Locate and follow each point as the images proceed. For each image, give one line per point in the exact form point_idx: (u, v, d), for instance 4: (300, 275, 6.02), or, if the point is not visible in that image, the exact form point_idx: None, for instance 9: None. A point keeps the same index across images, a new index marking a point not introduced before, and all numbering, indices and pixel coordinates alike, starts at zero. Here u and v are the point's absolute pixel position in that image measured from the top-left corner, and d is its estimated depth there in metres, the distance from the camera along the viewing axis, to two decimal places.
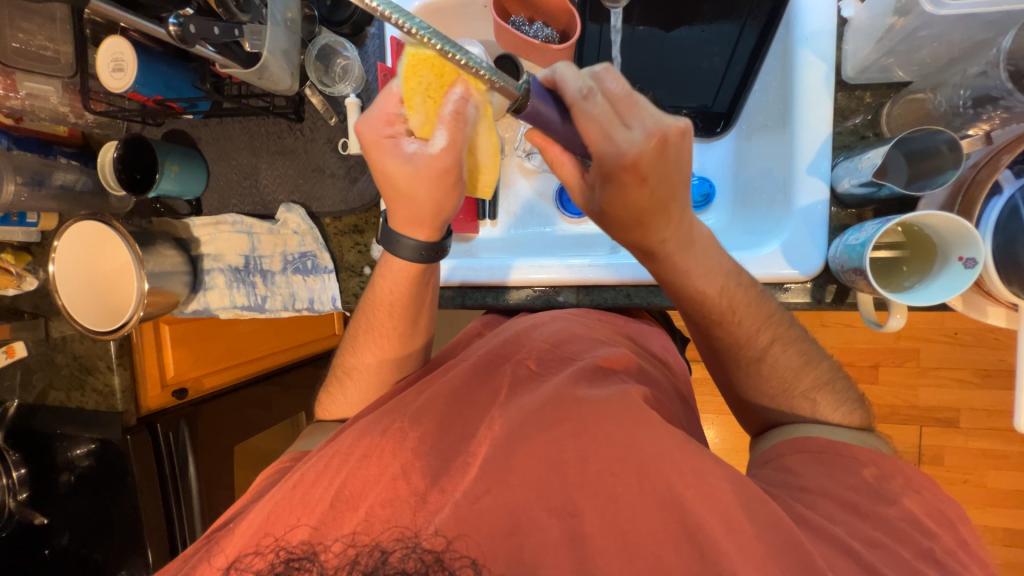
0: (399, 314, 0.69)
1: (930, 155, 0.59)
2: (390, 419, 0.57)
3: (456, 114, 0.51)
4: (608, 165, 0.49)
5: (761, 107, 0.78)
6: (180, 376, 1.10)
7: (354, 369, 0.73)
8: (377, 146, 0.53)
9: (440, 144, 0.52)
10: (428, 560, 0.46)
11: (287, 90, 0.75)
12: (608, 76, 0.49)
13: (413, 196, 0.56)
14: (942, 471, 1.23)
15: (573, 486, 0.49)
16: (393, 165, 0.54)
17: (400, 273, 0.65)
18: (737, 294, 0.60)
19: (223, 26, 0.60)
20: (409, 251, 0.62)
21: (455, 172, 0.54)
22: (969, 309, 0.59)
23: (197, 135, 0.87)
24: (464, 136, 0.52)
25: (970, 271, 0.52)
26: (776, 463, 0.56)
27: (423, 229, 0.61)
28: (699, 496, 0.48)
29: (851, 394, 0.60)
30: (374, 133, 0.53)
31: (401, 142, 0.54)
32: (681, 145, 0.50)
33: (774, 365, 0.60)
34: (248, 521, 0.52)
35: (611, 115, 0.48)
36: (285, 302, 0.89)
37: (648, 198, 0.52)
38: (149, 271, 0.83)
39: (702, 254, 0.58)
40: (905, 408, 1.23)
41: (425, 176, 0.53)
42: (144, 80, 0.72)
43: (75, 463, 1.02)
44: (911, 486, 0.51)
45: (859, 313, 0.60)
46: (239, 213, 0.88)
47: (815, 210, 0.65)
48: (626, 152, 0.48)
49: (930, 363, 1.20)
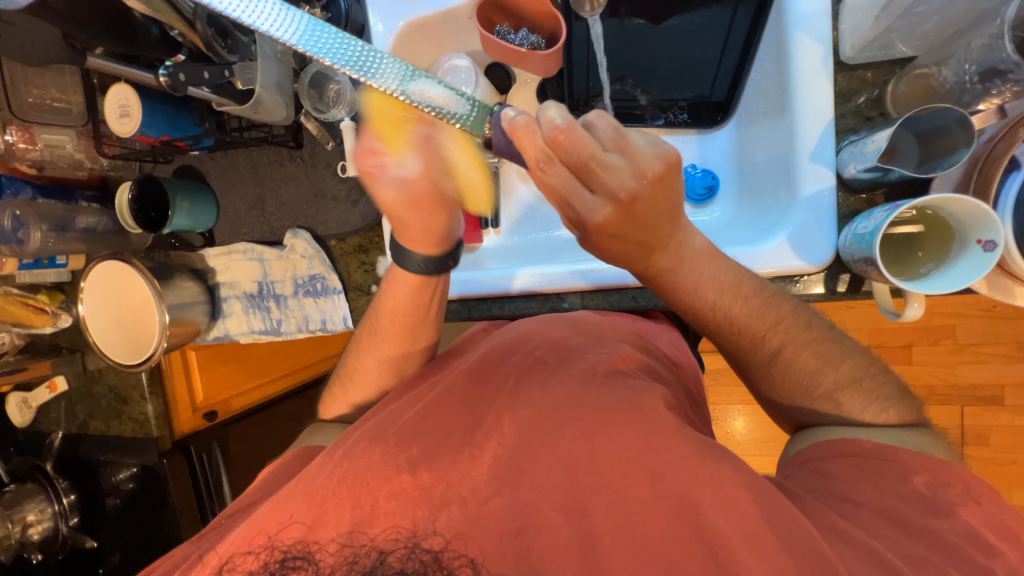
0: (406, 321, 0.71)
1: (943, 134, 0.57)
2: (394, 420, 0.57)
3: (428, 145, 0.55)
4: (575, 221, 0.53)
5: (759, 93, 0.76)
6: (210, 399, 1.14)
7: (356, 372, 0.75)
8: (369, 177, 0.58)
9: (415, 170, 0.57)
10: (428, 560, 0.46)
11: (283, 119, 0.78)
12: (570, 136, 0.47)
13: (403, 218, 0.63)
14: (987, 452, 1.17)
15: (583, 488, 0.49)
16: (384, 192, 0.59)
17: (407, 288, 0.69)
18: (731, 306, 0.59)
19: (212, 70, 0.63)
20: (415, 263, 0.68)
21: (433, 190, 0.59)
22: (994, 292, 0.55)
23: (205, 169, 0.90)
24: (438, 163, 0.57)
25: (991, 255, 0.50)
26: (813, 465, 0.54)
27: (425, 245, 0.67)
28: (713, 499, 0.47)
29: (884, 392, 0.56)
30: (367, 164, 0.57)
31: (388, 168, 0.57)
32: (645, 200, 0.51)
33: (788, 367, 0.59)
34: (253, 518, 0.51)
35: (572, 181, 0.50)
36: (299, 324, 0.91)
37: (620, 245, 0.55)
38: (169, 303, 0.86)
39: (694, 270, 0.58)
40: (943, 388, 1.17)
41: (410, 200, 0.60)
42: (149, 122, 0.75)
43: (120, 487, 1.06)
44: (970, 493, 0.47)
45: (874, 302, 0.58)
46: (250, 241, 0.91)
47: (822, 199, 0.63)
48: (588, 219, 0.52)
49: (966, 339, 1.14)
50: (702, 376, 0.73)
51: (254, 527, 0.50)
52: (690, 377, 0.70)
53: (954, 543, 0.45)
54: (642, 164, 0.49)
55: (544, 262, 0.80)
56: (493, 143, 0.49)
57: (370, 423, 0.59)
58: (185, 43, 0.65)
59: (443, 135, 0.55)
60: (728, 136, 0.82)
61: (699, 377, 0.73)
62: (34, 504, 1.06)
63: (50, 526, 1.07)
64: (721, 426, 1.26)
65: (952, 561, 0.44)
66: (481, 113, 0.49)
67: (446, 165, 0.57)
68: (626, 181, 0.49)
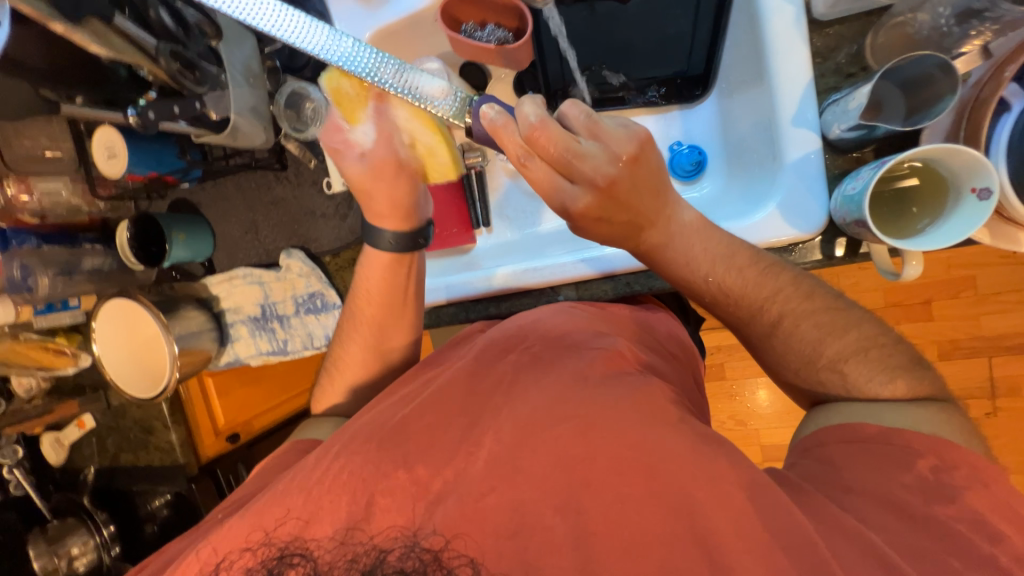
0: (384, 302, 0.71)
1: (928, 82, 0.55)
2: (387, 419, 0.57)
3: (379, 112, 0.63)
4: (560, 211, 0.54)
5: (734, 63, 0.74)
6: (231, 423, 1.17)
7: (342, 366, 0.74)
8: (335, 151, 0.64)
9: (371, 137, 0.64)
10: (428, 559, 0.46)
11: (265, 142, 0.78)
12: (545, 131, 0.48)
13: (368, 192, 0.66)
14: (1021, 403, 1.13)
15: (575, 484, 0.48)
16: (347, 166, 0.65)
17: (377, 265, 0.70)
18: (725, 278, 0.58)
19: (182, 104, 0.64)
20: (386, 241, 0.69)
21: (394, 158, 0.65)
22: (997, 241, 0.53)
23: (197, 200, 0.91)
24: (389, 127, 0.64)
25: (987, 203, 0.48)
26: (817, 453, 0.52)
27: (393, 220, 0.68)
28: (707, 491, 0.46)
29: (894, 362, 0.54)
30: (335, 139, 0.64)
31: (347, 140, 0.64)
32: (625, 181, 0.51)
33: (784, 342, 0.58)
34: (249, 516, 0.52)
35: (552, 174, 0.51)
36: (304, 341, 0.92)
37: (608, 228, 0.55)
38: (176, 334, 0.89)
39: (686, 243, 0.58)
40: (968, 341, 1.13)
41: (376, 171, 0.64)
42: (137, 160, 0.76)
43: (156, 514, 1.10)
44: (977, 478, 0.46)
45: (873, 263, 0.56)
46: (248, 266, 0.92)
47: (809, 162, 0.61)
48: (571, 208, 0.53)
49: (989, 288, 1.10)
50: (695, 353, 0.73)
51: (248, 520, 0.51)
52: (689, 365, 0.69)
53: (955, 525, 0.44)
54: (617, 148, 0.50)
55: (534, 257, 0.80)
56: (473, 132, 0.52)
57: (365, 419, 0.60)
58: (155, 80, 0.65)
59: (391, 106, 0.62)
60: (711, 109, 0.81)
61: (697, 366, 0.72)
62: (76, 538, 1.07)
63: (94, 558, 1.07)
64: (742, 401, 1.25)
65: (950, 546, 0.43)
66: (461, 104, 0.53)
67: (399, 134, 0.64)
68: (603, 167, 0.50)
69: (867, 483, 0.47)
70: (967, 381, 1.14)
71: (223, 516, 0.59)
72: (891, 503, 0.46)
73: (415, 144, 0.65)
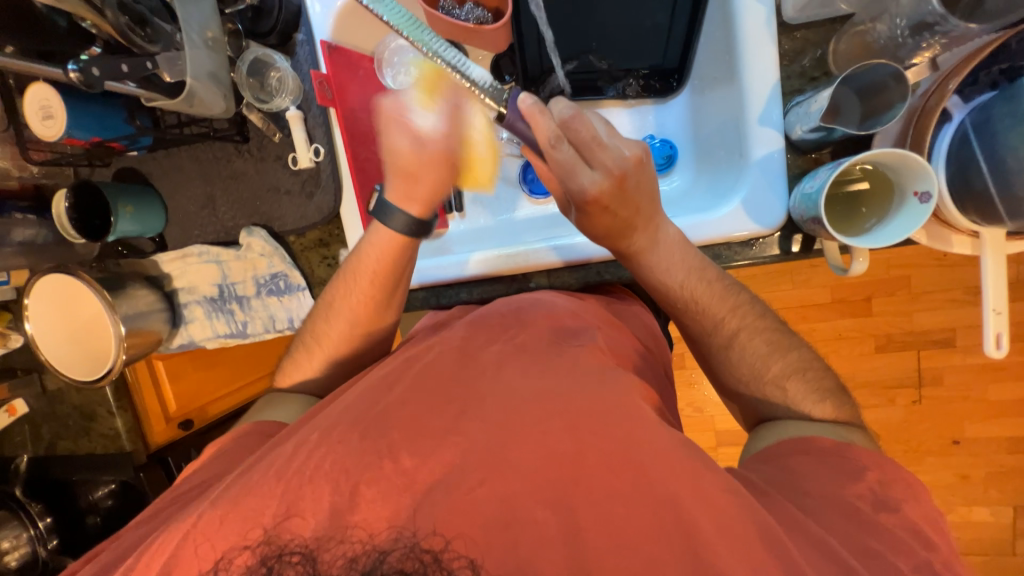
0: (384, 282, 0.69)
1: (880, 90, 0.59)
2: (372, 404, 0.56)
3: (454, 110, 0.63)
4: (577, 199, 0.58)
5: (709, 58, 0.75)
6: (183, 409, 1.12)
7: (323, 334, 0.72)
8: (392, 121, 0.62)
9: (433, 125, 0.62)
10: (427, 560, 0.44)
11: (224, 112, 0.73)
12: (579, 120, 0.54)
13: (411, 173, 0.63)
14: (942, 391, 1.24)
15: (568, 479, 0.48)
16: (402, 140, 0.62)
17: (388, 243, 0.67)
18: (696, 287, 0.63)
19: (132, 61, 0.59)
20: (399, 221, 0.66)
21: (447, 153, 0.63)
22: (933, 242, 0.58)
23: (147, 170, 0.85)
24: (458, 124, 0.64)
25: (925, 206, 0.52)
26: (781, 461, 0.55)
27: (417, 203, 0.65)
28: (691, 487, 0.47)
29: (824, 384, 0.60)
30: (394, 105, 0.62)
31: (410, 120, 0.62)
32: (632, 177, 0.58)
33: (739, 355, 0.63)
34: (230, 511, 0.48)
35: (576, 160, 0.55)
36: (266, 324, 0.88)
37: (609, 220, 0.60)
38: (123, 313, 0.83)
39: (666, 254, 0.63)
40: (901, 335, 1.23)
41: (425, 155, 0.62)
42: (77, 123, 0.69)
43: (98, 504, 1.04)
44: (913, 489, 0.50)
45: (824, 259, 0.61)
46: (204, 243, 0.86)
47: (772, 161, 0.64)
48: (588, 192, 0.56)
49: (921, 287, 1.19)
50: (665, 343, 0.76)
51: (221, 513, 0.48)
52: (659, 358, 0.72)
53: (900, 534, 0.47)
54: (628, 149, 0.57)
55: (504, 243, 0.80)
56: (507, 118, 0.55)
57: (346, 401, 0.58)
58: (99, 33, 0.60)
59: (469, 106, 0.64)
60: (684, 102, 0.83)
61: (668, 361, 0.75)
62: (8, 531, 0.98)
63: (28, 552, 0.99)
64: (700, 390, 1.31)
65: (900, 544, 0.46)
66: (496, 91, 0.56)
67: (466, 135, 0.66)
68: (619, 160, 0.56)
69: (821, 487, 0.51)
70: (898, 371, 1.25)
71: (187, 499, 0.56)
72: (852, 495, 0.50)
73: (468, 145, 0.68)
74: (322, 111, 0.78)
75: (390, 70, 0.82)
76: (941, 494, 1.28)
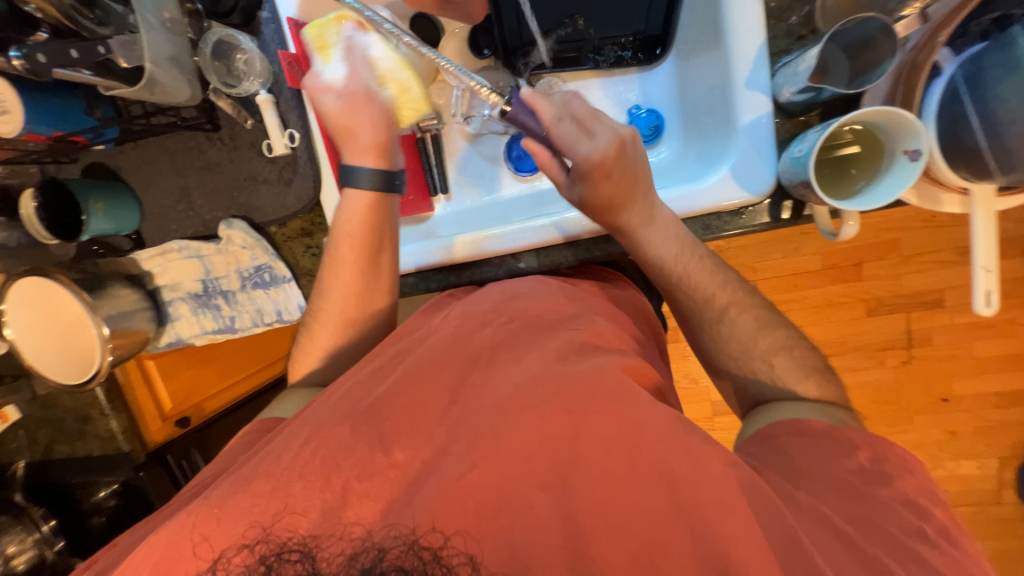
0: (365, 245, 0.67)
1: (869, 45, 0.58)
2: (362, 398, 0.55)
3: (349, 50, 0.66)
4: (583, 165, 0.59)
5: (695, 21, 0.74)
6: (179, 406, 1.12)
7: (318, 326, 0.71)
8: (315, 91, 0.66)
9: (343, 77, 0.66)
10: (426, 557, 0.44)
11: (190, 99, 0.70)
12: (574, 101, 0.62)
13: (349, 128, 0.66)
14: (931, 351, 1.26)
15: (564, 461, 0.48)
16: (326, 105, 0.66)
17: (360, 207, 0.67)
18: (688, 260, 0.63)
19: (81, 47, 0.55)
20: (365, 178, 0.67)
21: (365, 91, 0.66)
22: (924, 202, 0.57)
23: (117, 164, 0.82)
24: (361, 64, 0.66)
25: (915, 164, 0.51)
26: (774, 443, 0.55)
27: (373, 153, 0.67)
28: (688, 466, 0.47)
29: (810, 362, 0.60)
30: (311, 82, 0.65)
31: (322, 87, 0.66)
32: (631, 148, 0.60)
33: (728, 330, 0.62)
34: (228, 509, 0.48)
35: (577, 130, 0.60)
36: (254, 318, 0.86)
37: (614, 190, 0.60)
38: (105, 315, 0.81)
39: (660, 228, 0.63)
40: (891, 297, 1.24)
41: (349, 105, 0.65)
42: (35, 117, 0.65)
43: (101, 505, 1.03)
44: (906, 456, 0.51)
45: (815, 226, 0.60)
46: (183, 238, 0.83)
47: (760, 125, 0.62)
48: (591, 155, 0.58)
49: (911, 249, 1.20)
50: (660, 329, 0.75)
51: (219, 514, 0.47)
52: (651, 337, 0.71)
53: (894, 502, 0.48)
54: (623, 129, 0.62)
55: (493, 224, 0.78)
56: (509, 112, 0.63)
57: (336, 397, 0.58)
58: (45, 17, 0.57)
59: (363, 40, 0.67)
60: (669, 70, 0.81)
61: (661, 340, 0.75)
62: (12, 536, 0.97)
63: (35, 554, 0.99)
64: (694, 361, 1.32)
65: (895, 514, 0.47)
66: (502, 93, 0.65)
67: (376, 71, 0.68)
68: (617, 130, 0.60)
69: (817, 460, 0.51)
70: (888, 333, 1.26)
71: (187, 498, 0.55)
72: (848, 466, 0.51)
73: (386, 82, 0.68)
74: (294, 93, 0.75)
75: None
76: (930, 450, 1.31)
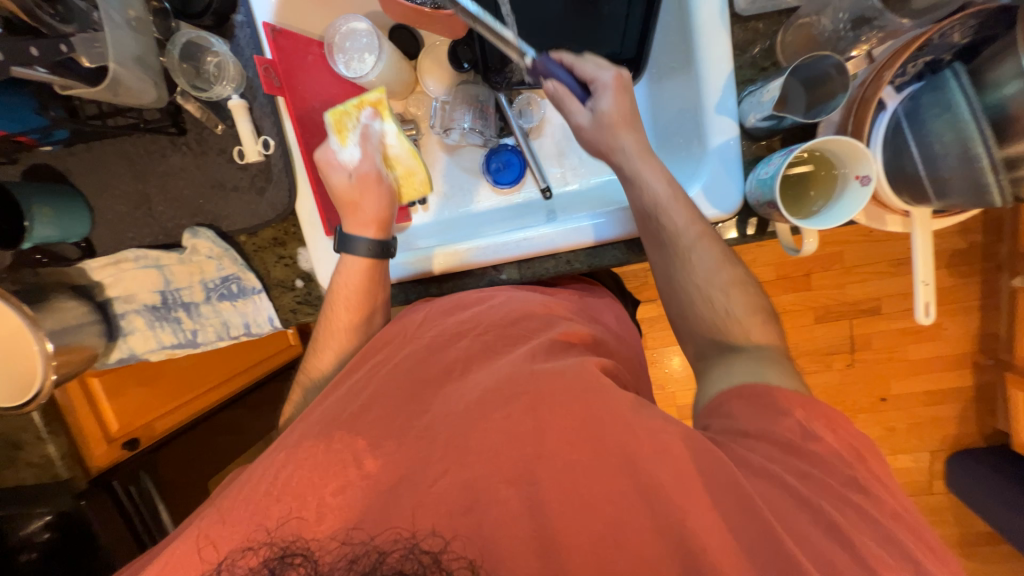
0: (360, 306, 0.69)
1: (823, 81, 0.64)
2: (344, 409, 0.54)
3: (365, 135, 0.69)
4: (609, 80, 0.65)
5: (666, 48, 0.77)
6: (126, 427, 1.02)
7: (313, 368, 0.71)
8: (327, 166, 0.69)
9: (357, 159, 0.69)
10: (427, 560, 0.44)
11: (155, 102, 0.67)
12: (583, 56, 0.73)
13: (354, 203, 0.69)
14: (872, 354, 1.37)
15: (530, 457, 0.48)
16: (336, 181, 0.69)
17: (356, 274, 0.69)
18: (675, 190, 0.62)
19: (46, 43, 0.51)
20: (363, 248, 0.69)
21: (375, 174, 0.70)
22: (871, 222, 0.65)
23: (64, 166, 0.76)
24: (373, 148, 0.70)
25: (865, 188, 0.57)
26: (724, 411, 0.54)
27: (374, 228, 0.70)
28: None
29: (761, 303, 0.61)
30: (323, 156, 0.69)
31: (336, 164, 0.69)
32: None
33: (694, 258, 0.62)
34: (230, 518, 0.48)
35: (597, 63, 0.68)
36: (219, 331, 0.82)
37: (630, 109, 0.65)
38: (48, 329, 0.74)
39: (650, 160, 0.64)
40: (836, 305, 1.34)
41: (358, 182, 0.69)
42: None
43: (33, 539, 0.93)
44: None
45: (778, 242, 0.65)
46: (140, 246, 0.78)
47: (728, 148, 0.67)
48: (616, 74, 0.65)
49: (853, 261, 1.31)
50: (635, 333, 0.77)
51: None
52: (632, 345, 0.73)
53: None
54: None
55: (474, 235, 0.79)
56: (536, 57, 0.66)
57: (323, 407, 0.57)
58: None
59: (379, 128, 0.69)
60: (644, 92, 0.85)
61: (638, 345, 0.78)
62: None
63: None
64: (661, 367, 1.37)
65: None
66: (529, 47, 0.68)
67: (386, 156, 0.71)
68: None
69: None
70: (834, 338, 1.37)
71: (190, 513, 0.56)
72: None
73: (394, 167, 0.72)
74: (269, 99, 0.72)
75: (343, 56, 0.74)
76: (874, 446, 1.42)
